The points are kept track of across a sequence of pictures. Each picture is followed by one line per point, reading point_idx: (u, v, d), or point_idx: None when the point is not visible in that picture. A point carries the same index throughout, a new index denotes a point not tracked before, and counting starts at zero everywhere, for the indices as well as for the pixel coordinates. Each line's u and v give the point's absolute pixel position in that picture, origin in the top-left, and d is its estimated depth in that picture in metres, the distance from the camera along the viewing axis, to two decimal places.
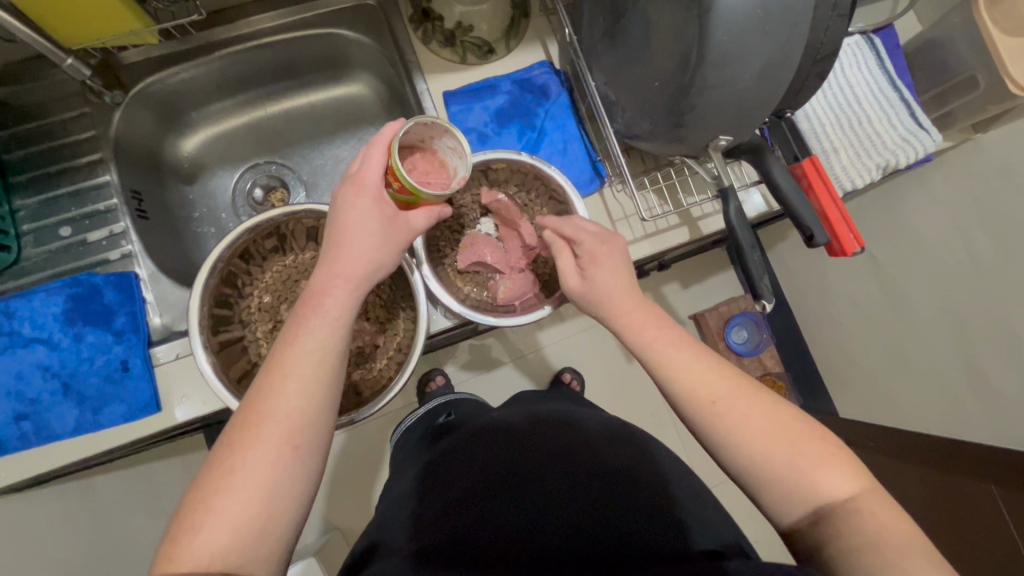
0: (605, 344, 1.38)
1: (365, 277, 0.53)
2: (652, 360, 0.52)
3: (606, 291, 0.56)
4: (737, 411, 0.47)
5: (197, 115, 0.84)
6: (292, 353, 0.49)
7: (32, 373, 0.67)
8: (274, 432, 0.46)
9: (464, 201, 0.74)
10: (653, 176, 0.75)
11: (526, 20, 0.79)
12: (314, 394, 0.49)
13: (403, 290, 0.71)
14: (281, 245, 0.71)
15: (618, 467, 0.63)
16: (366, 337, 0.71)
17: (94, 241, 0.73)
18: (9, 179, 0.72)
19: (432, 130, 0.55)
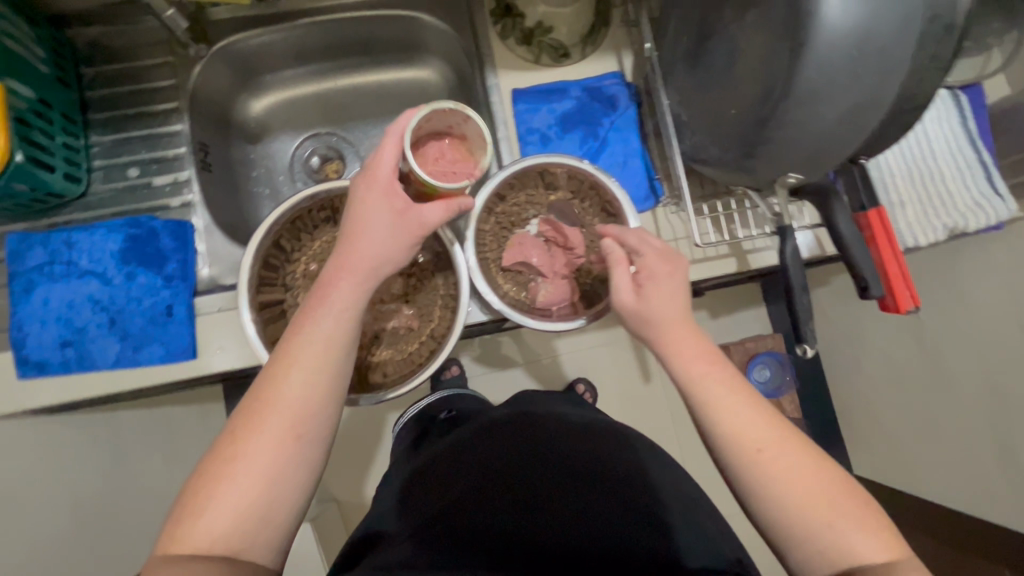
0: (623, 361, 1.37)
1: (377, 270, 0.52)
2: (699, 394, 0.50)
3: (653, 315, 0.53)
4: (782, 461, 0.46)
5: (270, 79, 0.86)
6: (298, 343, 0.49)
7: (83, 303, 0.70)
8: (275, 422, 0.47)
9: (518, 198, 0.73)
10: (712, 204, 0.74)
11: (605, 30, 0.79)
12: (317, 385, 0.49)
13: (446, 280, 0.71)
14: (332, 216, 0.71)
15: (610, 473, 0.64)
16: (403, 319, 0.72)
17: (158, 187, 0.75)
18: (88, 115, 0.75)
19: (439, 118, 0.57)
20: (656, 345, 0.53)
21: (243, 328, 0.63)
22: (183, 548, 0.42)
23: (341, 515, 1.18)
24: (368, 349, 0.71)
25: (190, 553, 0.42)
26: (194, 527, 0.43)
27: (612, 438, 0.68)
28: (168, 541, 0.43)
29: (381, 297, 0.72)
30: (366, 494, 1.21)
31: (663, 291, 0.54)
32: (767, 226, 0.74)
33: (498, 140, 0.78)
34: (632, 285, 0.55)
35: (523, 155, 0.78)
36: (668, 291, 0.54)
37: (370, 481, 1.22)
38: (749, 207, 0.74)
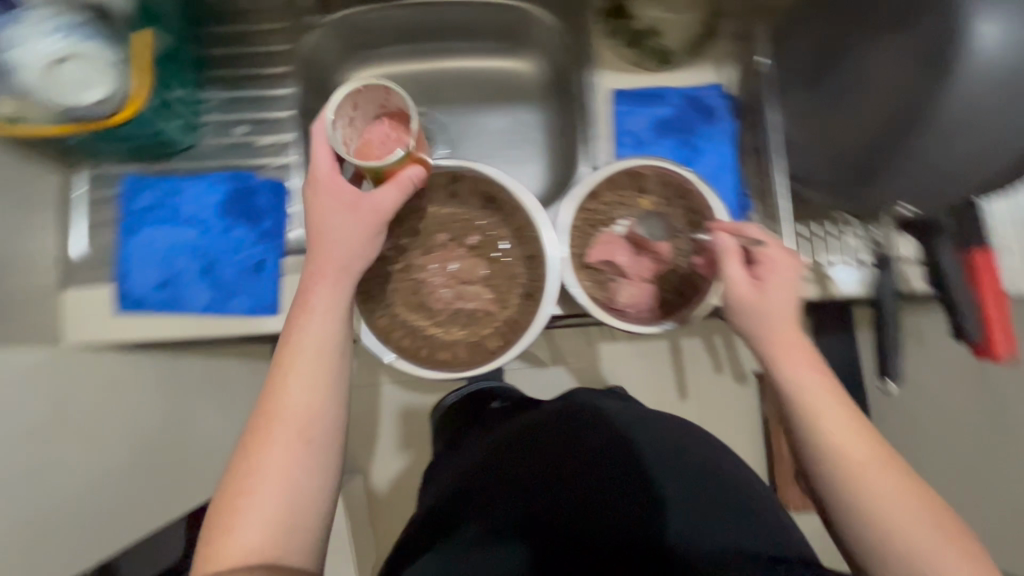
0: (661, 376, 1.37)
1: (348, 269, 0.56)
2: (808, 402, 0.54)
3: (770, 311, 0.57)
4: (887, 476, 0.50)
5: (370, 54, 0.87)
6: (290, 354, 0.53)
7: (183, 249, 0.74)
8: (281, 431, 0.50)
9: (609, 198, 0.73)
10: (809, 227, 0.73)
11: (711, 40, 0.79)
12: (317, 392, 0.52)
13: (529, 270, 0.72)
14: (424, 194, 0.71)
15: (616, 470, 0.63)
16: (481, 301, 0.74)
17: (262, 146, 0.78)
18: (208, 71, 0.78)
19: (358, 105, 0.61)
20: (766, 352, 0.57)
21: None
22: (222, 565, 0.46)
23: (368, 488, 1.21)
24: (445, 328, 0.73)
25: (231, 567, 0.46)
26: (226, 545, 0.47)
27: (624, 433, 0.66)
28: (206, 561, 0.47)
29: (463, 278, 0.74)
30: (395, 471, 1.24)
31: (777, 289, 0.58)
32: (865, 255, 0.70)
33: (591, 138, 0.79)
34: (750, 282, 0.59)
35: (616, 156, 0.78)
36: (785, 284, 0.58)
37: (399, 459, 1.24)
38: (852, 233, 0.71)
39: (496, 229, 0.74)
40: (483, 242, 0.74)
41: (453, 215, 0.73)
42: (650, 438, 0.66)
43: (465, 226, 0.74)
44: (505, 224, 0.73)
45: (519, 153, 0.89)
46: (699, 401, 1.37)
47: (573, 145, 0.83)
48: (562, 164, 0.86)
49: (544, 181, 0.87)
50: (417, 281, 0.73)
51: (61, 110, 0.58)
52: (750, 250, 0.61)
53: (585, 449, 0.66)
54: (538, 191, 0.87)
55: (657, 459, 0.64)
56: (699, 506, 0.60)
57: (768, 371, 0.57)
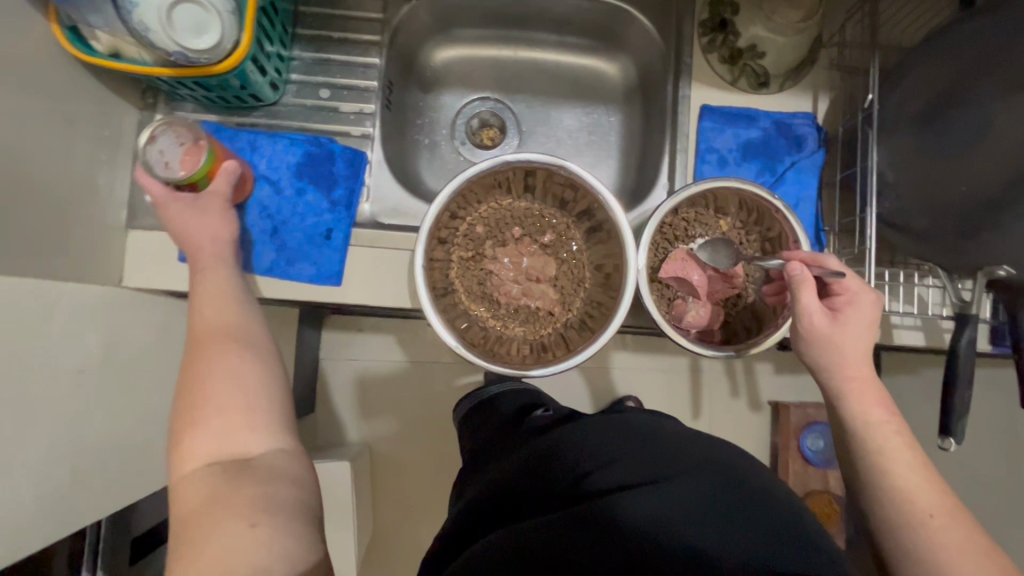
0: (677, 392, 1.37)
1: (218, 236, 0.65)
2: (875, 444, 0.53)
3: (846, 345, 0.56)
4: (955, 534, 0.48)
5: (459, 34, 0.86)
6: (205, 300, 0.61)
7: (252, 206, 0.73)
8: (219, 343, 0.58)
9: (688, 215, 0.71)
10: (894, 272, 0.72)
11: (810, 68, 0.77)
12: (231, 313, 0.61)
13: (600, 276, 0.72)
14: (506, 186, 0.71)
15: (582, 486, 0.53)
16: (545, 300, 0.73)
17: (343, 113, 0.76)
18: (299, 29, 0.76)
19: (165, 136, 0.66)
20: (835, 385, 0.57)
21: (411, 268, 0.63)
22: (189, 460, 0.49)
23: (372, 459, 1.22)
24: (504, 322, 0.73)
25: (194, 459, 0.49)
26: (185, 450, 0.50)
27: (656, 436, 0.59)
28: (179, 461, 0.50)
29: (533, 275, 0.73)
30: (403, 447, 1.25)
31: (860, 326, 0.57)
32: (946, 309, 0.71)
33: (676, 152, 0.77)
34: (823, 310, 0.57)
35: (697, 172, 0.77)
36: (864, 321, 0.57)
37: (408, 436, 1.25)
38: (932, 286, 0.71)
39: (569, 230, 0.74)
40: (555, 242, 0.74)
41: (529, 210, 0.73)
42: (619, 438, 0.58)
43: (539, 223, 0.74)
44: (578, 226, 0.73)
45: (592, 155, 0.88)
46: (711, 421, 1.37)
47: (651, 156, 0.82)
48: (634, 172, 0.86)
49: (613, 186, 0.87)
50: (486, 271, 0.73)
51: (136, 27, 0.56)
52: (828, 282, 0.60)
53: (553, 461, 0.57)
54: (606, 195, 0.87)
55: (640, 461, 0.55)
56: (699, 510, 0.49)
57: (835, 405, 0.57)
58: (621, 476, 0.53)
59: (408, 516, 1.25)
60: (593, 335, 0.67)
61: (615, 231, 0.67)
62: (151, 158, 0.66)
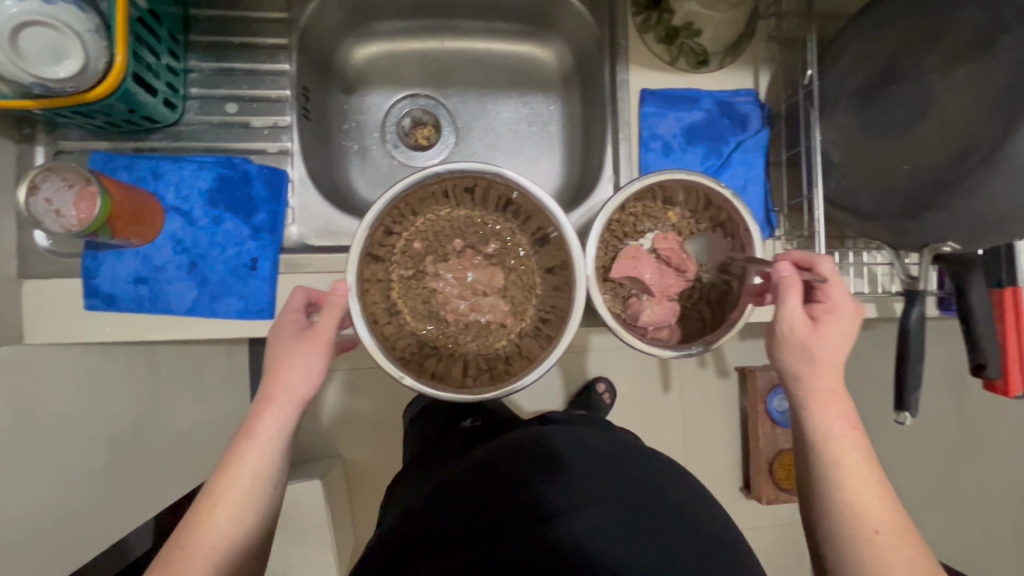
0: (645, 369, 1.37)
1: (291, 394, 0.53)
2: (832, 457, 0.53)
3: (819, 353, 0.55)
4: (896, 553, 0.50)
5: (378, 27, 0.79)
6: (224, 478, 0.50)
7: (164, 241, 0.66)
8: (200, 568, 0.47)
9: (635, 209, 0.69)
10: (844, 252, 0.71)
11: (749, 42, 0.74)
12: (239, 516, 0.50)
13: (553, 284, 0.68)
14: (445, 197, 0.67)
15: (547, 504, 0.57)
16: (496, 313, 0.70)
17: (256, 128, 0.69)
18: (191, 36, 0.68)
19: (49, 182, 0.57)
20: (802, 393, 0.56)
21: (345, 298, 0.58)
22: None
23: (343, 474, 1.18)
24: (455, 340, 0.69)
25: None
26: None
27: (611, 458, 0.64)
28: None
29: (479, 289, 0.70)
30: (373, 457, 1.21)
31: (828, 335, 0.55)
32: (895, 284, 0.71)
33: (619, 140, 0.74)
34: (804, 316, 0.56)
35: (642, 162, 0.74)
36: (841, 333, 0.56)
37: (378, 446, 1.21)
38: (881, 264, 0.71)
39: (514, 235, 0.70)
40: (501, 250, 0.71)
41: (470, 219, 0.70)
42: (584, 460, 0.62)
43: (482, 231, 0.70)
44: (522, 231, 0.69)
45: (534, 148, 0.83)
46: (682, 394, 1.38)
47: (595, 145, 0.78)
48: (579, 163, 0.82)
49: (559, 179, 0.83)
50: (430, 288, 0.69)
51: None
52: (813, 286, 0.59)
53: (520, 483, 0.59)
54: (553, 188, 0.83)
55: (593, 478, 0.60)
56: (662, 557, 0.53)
57: (800, 413, 0.56)
58: (589, 509, 0.56)
59: None
60: (547, 346, 0.64)
61: (561, 235, 0.63)
62: (39, 211, 0.56)
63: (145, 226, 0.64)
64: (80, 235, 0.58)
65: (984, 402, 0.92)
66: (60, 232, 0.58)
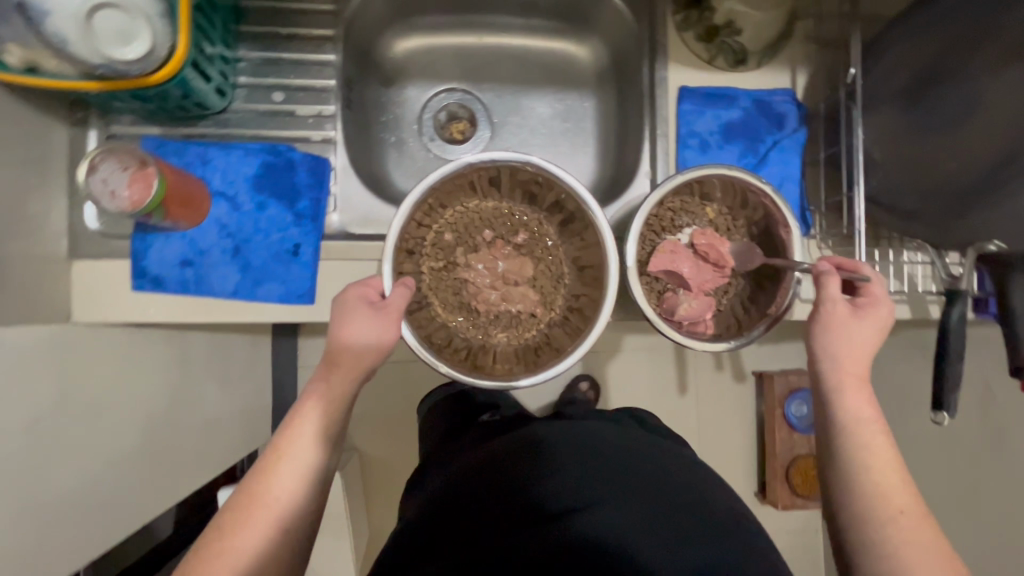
0: (662, 371, 1.37)
1: (360, 363, 0.55)
2: (857, 439, 0.54)
3: (851, 336, 0.57)
4: (921, 535, 0.48)
5: (419, 21, 0.80)
6: (287, 437, 0.52)
7: (210, 225, 0.67)
8: (264, 522, 0.47)
9: (674, 204, 0.69)
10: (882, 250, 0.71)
11: (787, 42, 0.75)
12: (299, 476, 0.50)
13: (584, 273, 0.68)
14: (474, 189, 0.67)
15: (565, 495, 0.57)
16: (526, 303, 0.70)
17: (301, 117, 0.71)
18: (241, 26, 0.69)
19: (106, 162, 0.58)
20: (830, 374, 0.57)
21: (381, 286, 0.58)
22: None
23: (360, 468, 1.19)
24: (485, 330, 0.70)
25: None
26: None
27: (638, 450, 0.65)
28: None
29: (509, 279, 0.70)
30: (390, 451, 1.22)
31: (868, 323, 0.57)
32: (932, 284, 0.70)
33: (656, 137, 0.74)
34: (846, 304, 0.58)
35: (679, 159, 0.74)
36: (878, 326, 0.58)
37: (395, 440, 1.22)
38: (920, 263, 0.70)
39: (542, 226, 0.71)
40: (529, 241, 0.71)
41: (498, 209, 0.70)
42: (612, 451, 0.63)
43: (511, 222, 0.71)
44: (550, 220, 0.70)
45: (568, 144, 0.84)
46: (699, 396, 1.38)
47: (631, 143, 0.79)
48: (613, 160, 0.82)
49: (592, 175, 0.84)
50: (460, 279, 0.70)
51: (53, 40, 0.48)
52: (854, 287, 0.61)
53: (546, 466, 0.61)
54: (586, 185, 0.83)
55: (620, 466, 0.61)
56: (689, 539, 0.54)
57: (826, 397, 0.57)
58: (618, 499, 0.57)
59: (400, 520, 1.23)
60: (577, 335, 0.65)
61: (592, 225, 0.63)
62: (97, 191, 0.58)
63: (194, 209, 0.65)
64: (134, 217, 0.60)
65: (1012, 409, 0.91)
66: (115, 212, 0.59)
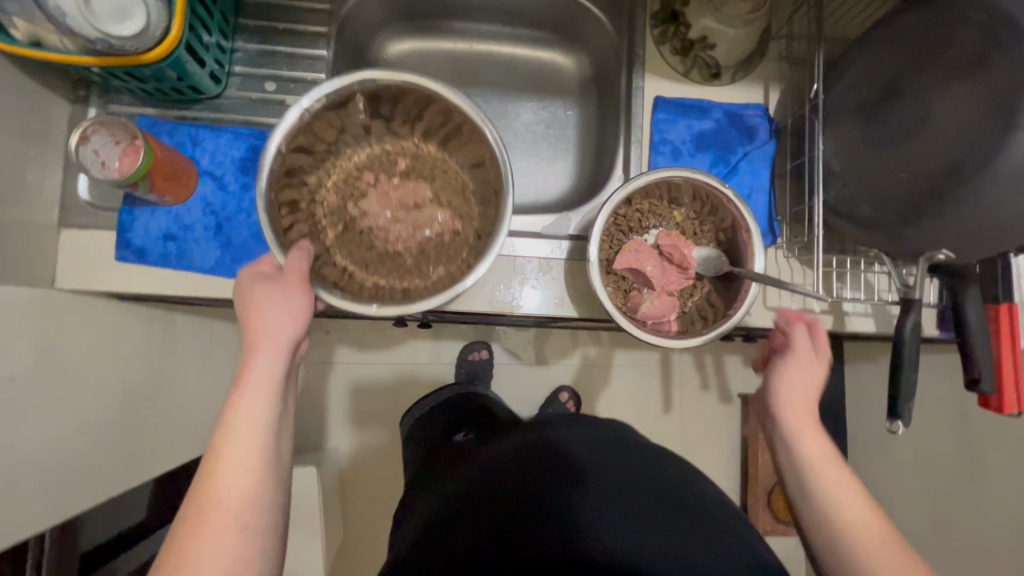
0: (646, 387, 1.37)
1: (276, 337, 0.52)
2: (818, 477, 0.54)
3: (796, 376, 0.60)
4: (904, 555, 0.49)
5: (411, 26, 0.85)
6: (223, 440, 0.48)
7: (195, 203, 0.70)
8: (218, 528, 0.44)
9: (642, 206, 0.72)
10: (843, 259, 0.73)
11: (761, 60, 0.78)
12: (253, 469, 0.47)
13: (482, 174, 0.68)
14: (329, 146, 0.68)
15: (550, 506, 0.58)
16: (442, 224, 0.70)
17: (290, 106, 0.74)
18: (240, 20, 0.74)
19: (99, 135, 0.62)
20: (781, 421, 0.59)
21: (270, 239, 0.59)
22: None
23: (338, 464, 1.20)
24: (421, 271, 0.69)
25: None
26: None
27: (598, 453, 0.65)
28: None
29: (410, 206, 0.70)
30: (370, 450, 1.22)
31: (817, 363, 0.61)
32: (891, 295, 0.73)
33: (630, 143, 0.77)
34: (808, 350, 0.61)
35: (651, 164, 0.77)
36: (817, 367, 0.61)
37: (375, 438, 1.23)
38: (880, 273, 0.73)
39: (421, 152, 0.72)
40: (414, 165, 0.72)
41: (373, 154, 0.71)
42: (583, 460, 0.64)
43: (389, 159, 0.71)
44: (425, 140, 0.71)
45: (549, 148, 0.87)
46: (682, 414, 1.38)
47: (608, 149, 0.82)
48: (591, 166, 0.85)
49: (571, 179, 0.86)
50: (366, 230, 0.70)
51: (50, 10, 0.52)
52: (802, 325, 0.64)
53: (524, 486, 0.61)
54: (565, 188, 0.86)
55: (588, 475, 0.62)
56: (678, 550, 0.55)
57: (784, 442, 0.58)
58: (593, 508, 0.58)
59: (376, 521, 1.22)
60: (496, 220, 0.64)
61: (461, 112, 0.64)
62: (87, 159, 0.61)
63: (180, 186, 0.68)
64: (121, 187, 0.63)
65: (987, 433, 0.91)
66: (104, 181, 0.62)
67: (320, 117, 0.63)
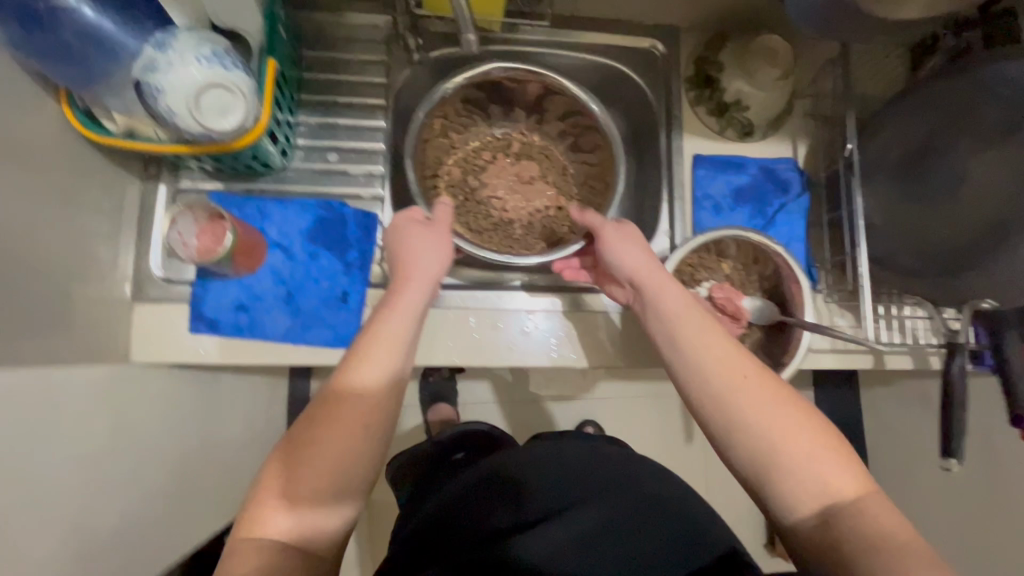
0: (668, 417, 1.38)
1: (429, 272, 0.59)
2: (686, 338, 0.55)
3: (614, 242, 0.64)
4: (761, 392, 0.51)
5: None
6: (370, 340, 0.53)
7: (265, 274, 0.72)
8: (349, 420, 0.49)
9: (693, 261, 0.76)
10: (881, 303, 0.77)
11: (788, 118, 0.83)
12: (393, 364, 0.53)
13: (582, 158, 0.88)
14: (456, 130, 0.86)
15: (546, 506, 0.55)
16: (547, 199, 0.89)
17: (352, 175, 0.77)
18: (301, 95, 0.77)
19: (182, 220, 0.65)
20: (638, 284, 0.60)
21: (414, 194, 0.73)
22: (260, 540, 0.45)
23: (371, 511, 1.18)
24: (529, 237, 0.86)
25: (261, 541, 0.45)
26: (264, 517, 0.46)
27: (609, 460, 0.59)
28: (247, 526, 0.46)
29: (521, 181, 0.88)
30: None
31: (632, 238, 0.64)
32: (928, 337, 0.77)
33: (674, 199, 0.82)
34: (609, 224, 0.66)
35: (695, 218, 0.82)
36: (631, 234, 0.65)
37: None
38: (920, 318, 0.77)
39: (528, 138, 0.90)
40: (523, 149, 0.90)
41: (488, 138, 0.89)
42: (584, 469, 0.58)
43: (501, 142, 0.89)
44: (531, 127, 0.89)
45: None
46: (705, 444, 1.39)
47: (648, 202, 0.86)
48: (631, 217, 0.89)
49: None
50: (483, 200, 0.87)
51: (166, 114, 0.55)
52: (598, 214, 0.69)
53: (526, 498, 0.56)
54: None
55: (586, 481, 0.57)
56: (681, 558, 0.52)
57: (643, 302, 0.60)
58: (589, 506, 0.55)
59: None
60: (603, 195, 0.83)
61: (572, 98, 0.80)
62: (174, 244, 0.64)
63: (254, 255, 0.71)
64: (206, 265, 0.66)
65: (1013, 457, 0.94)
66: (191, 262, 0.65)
67: (455, 97, 0.81)
